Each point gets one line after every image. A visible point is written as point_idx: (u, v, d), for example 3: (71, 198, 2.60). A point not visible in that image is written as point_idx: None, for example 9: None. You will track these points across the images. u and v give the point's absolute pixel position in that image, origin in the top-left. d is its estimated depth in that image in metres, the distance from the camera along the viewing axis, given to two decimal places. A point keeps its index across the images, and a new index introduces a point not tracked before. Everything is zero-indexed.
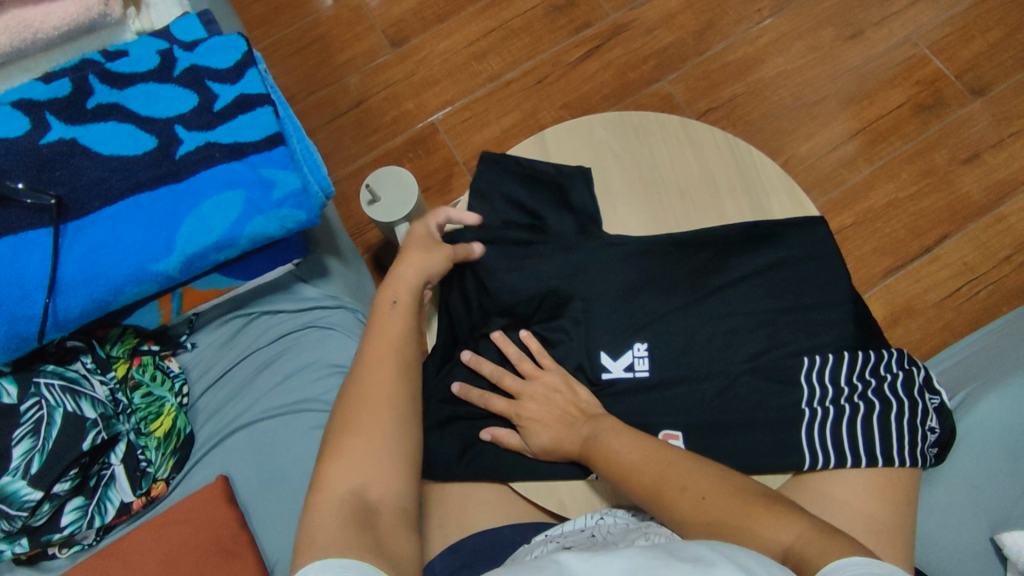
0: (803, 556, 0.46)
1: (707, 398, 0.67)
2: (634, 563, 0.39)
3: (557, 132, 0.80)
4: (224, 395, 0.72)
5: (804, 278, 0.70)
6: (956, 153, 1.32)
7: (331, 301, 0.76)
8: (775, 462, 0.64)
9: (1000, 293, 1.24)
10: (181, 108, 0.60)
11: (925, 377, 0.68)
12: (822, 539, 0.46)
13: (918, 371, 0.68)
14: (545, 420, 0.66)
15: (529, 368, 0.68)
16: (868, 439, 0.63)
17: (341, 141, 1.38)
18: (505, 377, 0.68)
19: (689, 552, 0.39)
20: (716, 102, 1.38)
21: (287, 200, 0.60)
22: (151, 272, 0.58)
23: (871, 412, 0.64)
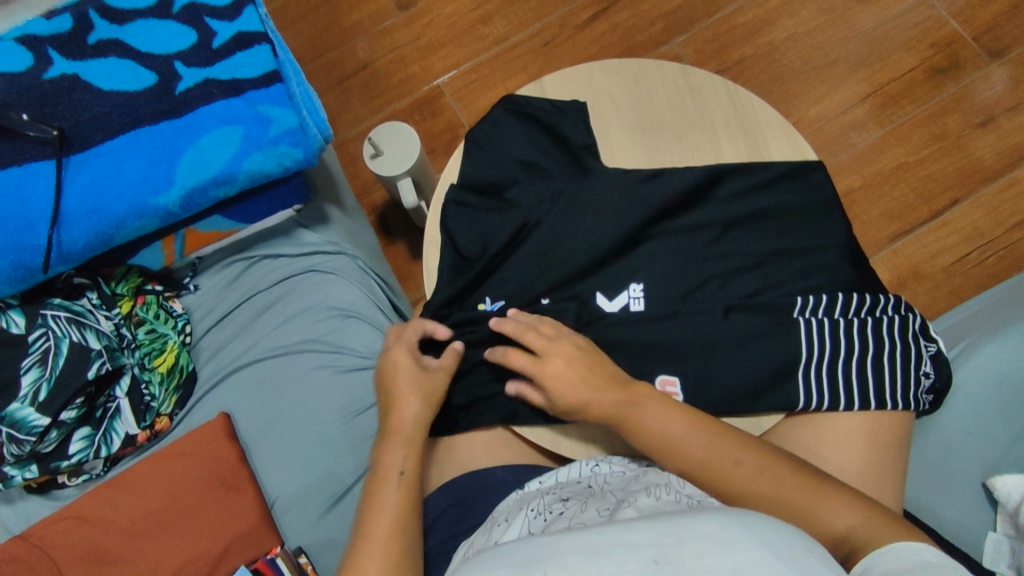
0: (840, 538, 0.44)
1: (702, 341, 0.67)
2: (646, 539, 0.36)
3: (556, 78, 0.79)
4: (226, 336, 0.73)
5: (800, 228, 0.71)
6: (970, 117, 1.30)
7: (332, 247, 0.77)
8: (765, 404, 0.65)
9: (1011, 259, 1.23)
10: (180, 45, 0.61)
11: (922, 325, 0.68)
12: (881, 527, 0.49)
13: (914, 318, 0.68)
14: (568, 378, 0.62)
15: (536, 341, 0.64)
16: (861, 382, 0.64)
17: (348, 103, 1.38)
18: (525, 339, 0.64)
19: (702, 527, 0.36)
20: (725, 64, 1.36)
21: (284, 137, 0.61)
22: (152, 205, 0.59)
23: (865, 356, 0.64)
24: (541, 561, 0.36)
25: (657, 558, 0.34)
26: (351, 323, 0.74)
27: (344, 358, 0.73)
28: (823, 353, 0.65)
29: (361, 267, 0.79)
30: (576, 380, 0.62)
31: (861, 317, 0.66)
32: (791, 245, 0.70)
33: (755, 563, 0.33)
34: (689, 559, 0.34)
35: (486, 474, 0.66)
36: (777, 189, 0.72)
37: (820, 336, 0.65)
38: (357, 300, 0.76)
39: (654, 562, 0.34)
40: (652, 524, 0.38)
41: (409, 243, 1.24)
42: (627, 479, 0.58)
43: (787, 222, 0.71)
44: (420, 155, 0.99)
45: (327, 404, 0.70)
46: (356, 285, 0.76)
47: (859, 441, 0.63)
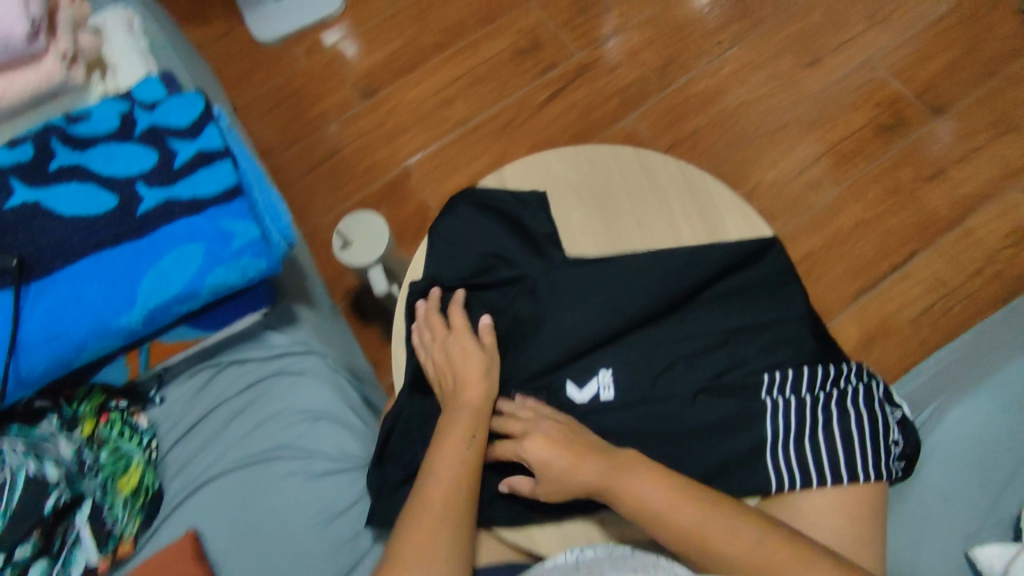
0: None
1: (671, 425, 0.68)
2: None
3: (515, 169, 0.82)
4: (194, 447, 0.72)
5: (760, 303, 0.72)
6: (920, 171, 1.35)
7: (301, 347, 0.77)
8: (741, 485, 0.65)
9: (975, 306, 1.25)
10: (141, 167, 0.62)
11: (885, 392, 0.69)
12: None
13: (877, 386, 0.69)
14: (553, 447, 0.63)
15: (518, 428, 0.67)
16: (830, 449, 0.64)
17: (319, 190, 1.41)
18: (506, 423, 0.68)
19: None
20: (682, 134, 1.42)
21: (246, 249, 0.61)
22: (113, 327, 0.58)
23: (833, 429, 0.65)
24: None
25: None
26: (323, 426, 0.73)
27: (316, 463, 0.71)
28: (789, 431, 0.66)
29: (331, 365, 0.79)
30: (562, 446, 0.63)
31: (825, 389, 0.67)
32: (752, 322, 0.72)
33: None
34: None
35: None
36: (736, 265, 0.74)
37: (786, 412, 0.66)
38: (328, 400, 0.75)
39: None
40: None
41: (384, 326, 1.24)
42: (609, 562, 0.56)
43: (747, 298, 0.73)
44: (388, 242, 1.00)
45: (298, 514, 0.68)
46: (327, 385, 0.76)
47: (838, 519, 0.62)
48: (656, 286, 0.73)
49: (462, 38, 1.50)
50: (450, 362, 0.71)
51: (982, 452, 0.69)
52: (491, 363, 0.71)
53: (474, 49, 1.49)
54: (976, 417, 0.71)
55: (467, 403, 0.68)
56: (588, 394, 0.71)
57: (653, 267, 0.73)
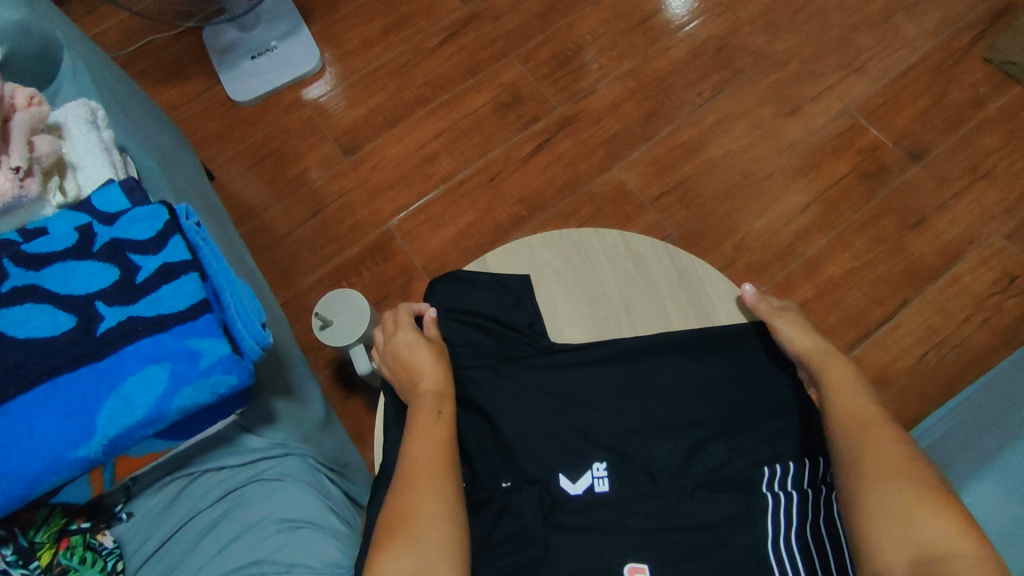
0: None
1: None
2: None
3: (498, 255, 0.79)
4: (164, 566, 0.67)
5: (757, 390, 0.70)
6: (904, 217, 1.35)
7: (279, 450, 0.74)
8: None
9: (968, 354, 1.24)
10: (101, 284, 0.59)
11: None
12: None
13: None
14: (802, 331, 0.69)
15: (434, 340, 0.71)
16: (835, 542, 0.59)
17: (300, 252, 1.37)
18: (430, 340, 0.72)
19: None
20: (668, 184, 1.41)
21: (215, 366, 0.58)
22: (70, 459, 0.54)
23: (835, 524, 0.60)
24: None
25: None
26: (303, 535, 0.69)
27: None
28: (792, 522, 0.59)
29: (311, 465, 0.77)
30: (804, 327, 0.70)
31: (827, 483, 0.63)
32: (750, 409, 0.69)
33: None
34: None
35: None
36: (728, 350, 0.72)
37: (790, 502, 0.61)
38: (307, 506, 0.71)
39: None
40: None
41: (369, 395, 1.20)
42: None
43: (742, 385, 0.70)
44: (370, 317, 0.97)
45: None
46: (308, 489, 0.72)
47: None
48: (646, 379, 0.71)
49: (443, 94, 1.49)
50: (403, 363, 0.70)
51: None
52: (441, 352, 0.71)
53: (454, 105, 1.48)
54: None
55: (427, 389, 0.67)
56: (579, 486, 0.66)
57: (642, 359, 0.72)
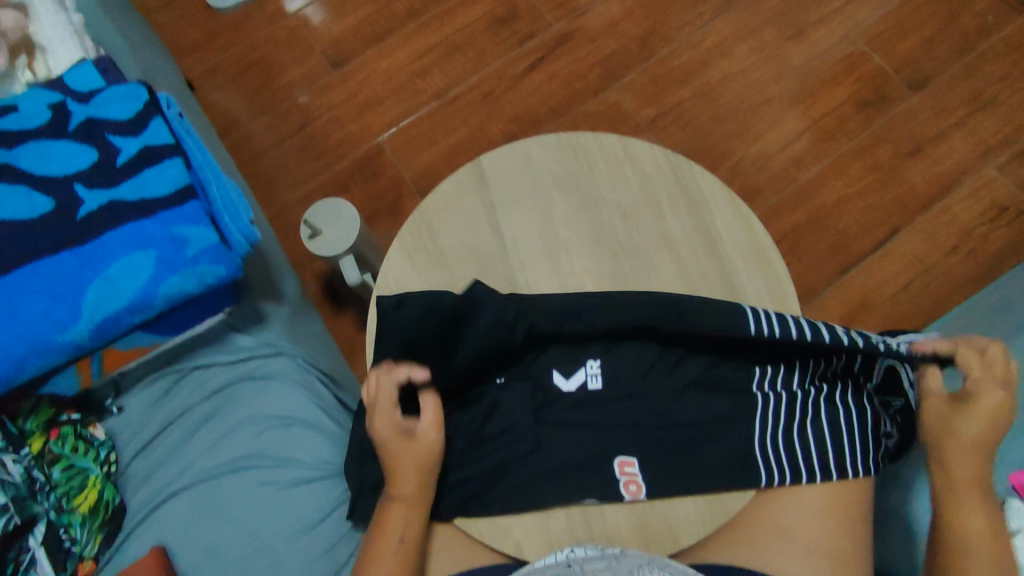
0: None
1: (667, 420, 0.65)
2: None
3: (493, 159, 0.76)
4: (158, 457, 0.67)
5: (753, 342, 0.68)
6: (900, 146, 1.34)
7: (269, 349, 0.73)
8: (729, 482, 0.63)
9: (953, 283, 1.26)
10: (79, 165, 0.56)
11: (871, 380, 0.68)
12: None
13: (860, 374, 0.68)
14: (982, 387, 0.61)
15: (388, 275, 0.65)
16: (816, 440, 0.64)
17: (286, 165, 1.34)
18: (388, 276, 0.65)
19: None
20: (665, 106, 1.37)
21: (202, 255, 0.56)
22: (56, 343, 0.53)
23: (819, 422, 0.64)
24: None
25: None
26: (296, 431, 0.70)
27: (291, 471, 0.68)
28: (777, 421, 0.64)
29: (302, 365, 0.75)
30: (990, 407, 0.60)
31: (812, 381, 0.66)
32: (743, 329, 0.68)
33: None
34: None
35: None
36: (725, 259, 0.71)
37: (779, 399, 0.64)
38: (300, 405, 0.71)
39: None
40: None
41: (361, 310, 1.20)
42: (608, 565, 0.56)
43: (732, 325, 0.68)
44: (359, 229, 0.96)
45: (272, 525, 0.66)
46: (299, 387, 0.72)
47: (821, 516, 0.63)
48: (641, 286, 0.71)
49: (435, 6, 1.42)
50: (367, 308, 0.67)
51: None
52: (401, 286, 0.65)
53: (446, 17, 1.41)
54: None
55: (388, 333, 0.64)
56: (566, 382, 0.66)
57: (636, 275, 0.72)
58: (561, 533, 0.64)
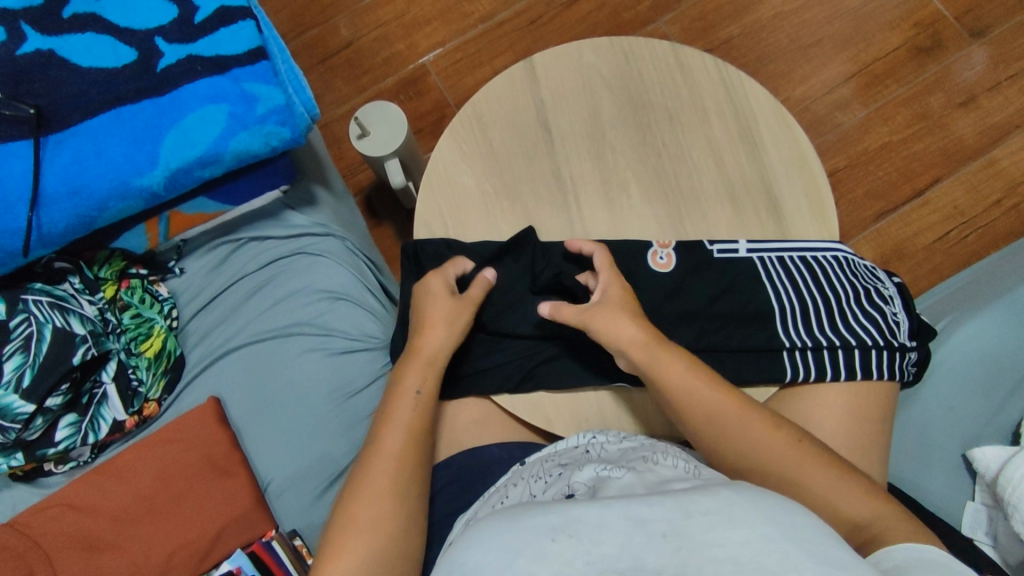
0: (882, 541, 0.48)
1: (698, 306, 0.68)
2: (657, 514, 0.39)
3: (546, 57, 0.77)
4: (214, 318, 0.72)
5: (782, 274, 0.68)
6: (951, 97, 1.24)
7: (319, 229, 0.76)
8: (758, 374, 0.65)
9: (990, 237, 1.19)
10: (160, 20, 0.60)
11: (895, 292, 0.70)
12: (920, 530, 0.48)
13: (885, 285, 0.70)
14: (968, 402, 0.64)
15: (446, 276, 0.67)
16: (833, 338, 0.65)
17: (332, 82, 1.30)
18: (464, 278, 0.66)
19: (707, 501, 0.40)
20: (711, 44, 1.29)
21: (270, 115, 0.60)
22: (135, 186, 0.58)
23: (838, 319, 0.66)
24: (561, 525, 0.39)
25: (664, 532, 0.38)
26: (342, 306, 0.73)
27: (337, 340, 0.72)
28: (797, 312, 0.67)
29: (350, 249, 0.78)
30: None
31: (846, 282, 0.68)
32: (777, 256, 0.69)
33: (765, 537, 0.36)
34: (696, 532, 0.37)
35: (480, 453, 0.64)
36: (766, 165, 0.73)
37: (807, 297, 0.67)
38: (347, 282, 0.74)
39: (662, 535, 0.38)
40: (657, 501, 0.40)
41: (397, 225, 1.22)
42: (623, 444, 0.60)
43: (764, 256, 0.69)
44: (405, 136, 0.98)
45: (317, 388, 0.70)
46: (346, 267, 0.75)
47: (846, 416, 0.64)
48: (682, 186, 0.72)
49: None
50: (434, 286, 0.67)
51: (992, 364, 0.69)
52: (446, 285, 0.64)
53: None
54: (989, 332, 0.70)
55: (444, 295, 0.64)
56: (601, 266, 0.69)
57: (687, 199, 0.72)
58: (590, 412, 0.66)
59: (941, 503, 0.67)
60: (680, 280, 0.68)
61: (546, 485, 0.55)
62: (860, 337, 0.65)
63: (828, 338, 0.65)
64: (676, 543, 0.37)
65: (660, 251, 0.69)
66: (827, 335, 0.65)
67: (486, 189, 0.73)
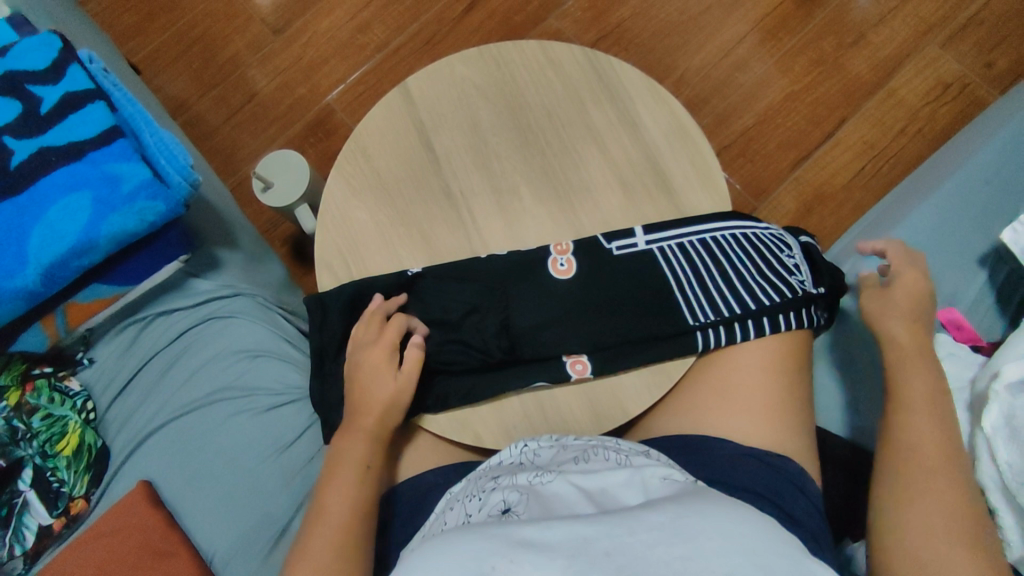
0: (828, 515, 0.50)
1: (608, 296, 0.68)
2: (599, 531, 0.40)
3: (418, 79, 0.77)
4: (134, 401, 0.71)
5: (681, 248, 0.69)
6: (842, 37, 1.26)
7: (227, 291, 0.75)
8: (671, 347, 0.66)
9: (903, 166, 1.21)
10: (5, 118, 0.59)
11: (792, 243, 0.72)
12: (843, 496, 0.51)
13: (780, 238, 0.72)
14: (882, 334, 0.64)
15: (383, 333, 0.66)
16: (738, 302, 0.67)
17: (239, 138, 1.28)
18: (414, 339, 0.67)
19: (652, 518, 0.41)
20: (604, 30, 1.29)
21: (138, 192, 0.59)
22: (10, 289, 0.57)
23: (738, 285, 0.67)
24: (500, 550, 0.39)
25: (608, 551, 0.39)
26: (261, 363, 0.72)
27: (263, 398, 0.71)
28: (699, 284, 0.68)
29: (263, 304, 0.77)
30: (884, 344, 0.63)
31: (742, 244, 0.70)
32: (675, 242, 0.70)
33: (712, 552, 0.38)
34: (640, 549, 0.39)
35: (416, 482, 0.63)
36: (649, 142, 0.74)
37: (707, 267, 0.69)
38: (263, 338, 0.74)
39: (605, 553, 0.39)
40: (602, 518, 0.42)
41: None
42: (555, 447, 0.60)
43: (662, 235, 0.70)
44: (309, 181, 0.98)
45: (251, 449, 0.69)
46: (260, 323, 0.75)
47: (766, 372, 0.65)
48: (570, 179, 0.73)
49: None
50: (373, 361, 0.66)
51: None
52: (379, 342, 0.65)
53: None
54: None
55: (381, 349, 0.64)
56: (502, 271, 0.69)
57: (577, 191, 0.73)
58: (517, 419, 0.66)
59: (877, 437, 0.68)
60: (584, 282, 0.69)
61: (480, 502, 0.55)
62: (756, 300, 0.66)
63: (732, 305, 0.67)
64: (619, 562, 0.38)
65: (560, 258, 0.69)
66: (729, 304, 0.67)
67: (381, 220, 0.73)
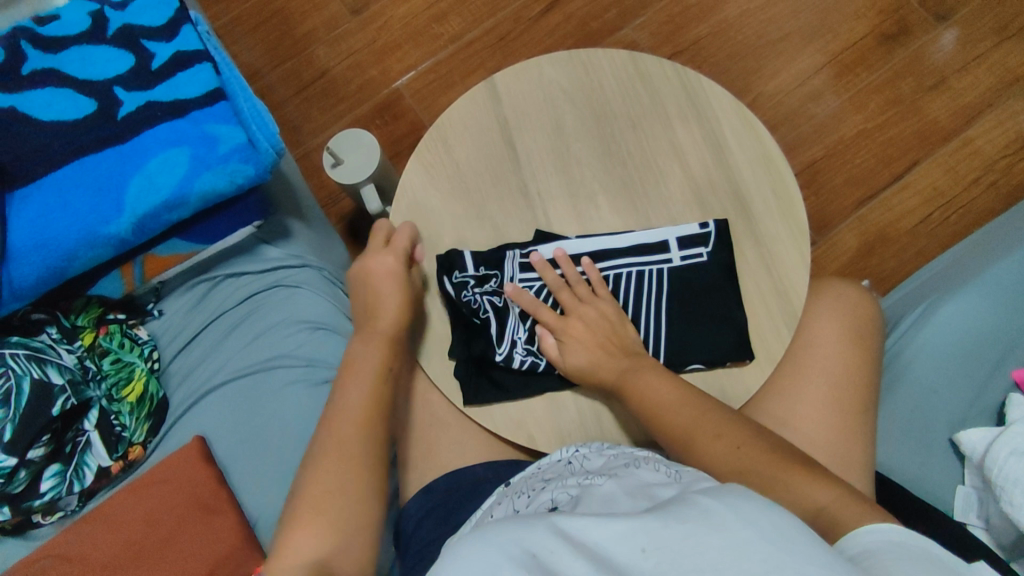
0: (838, 516, 0.49)
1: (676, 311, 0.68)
2: (635, 526, 0.38)
3: (504, 75, 0.77)
4: (196, 357, 0.73)
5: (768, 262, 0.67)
6: (923, 79, 1.23)
7: (296, 261, 0.76)
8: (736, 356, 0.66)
9: (971, 218, 1.18)
10: (118, 70, 0.61)
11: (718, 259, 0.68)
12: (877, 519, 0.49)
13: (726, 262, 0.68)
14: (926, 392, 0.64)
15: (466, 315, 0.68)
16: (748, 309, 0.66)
17: (308, 113, 1.30)
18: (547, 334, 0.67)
19: (688, 511, 0.39)
20: (680, 46, 1.28)
21: (233, 154, 0.61)
22: (103, 234, 0.58)
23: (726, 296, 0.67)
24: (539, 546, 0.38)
25: (644, 547, 0.37)
26: (321, 335, 0.73)
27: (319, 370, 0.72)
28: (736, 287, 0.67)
29: (328, 278, 0.78)
30: None
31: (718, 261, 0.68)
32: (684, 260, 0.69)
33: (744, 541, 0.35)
34: (675, 540, 0.36)
35: (465, 472, 0.66)
36: (731, 165, 0.73)
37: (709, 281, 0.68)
38: (325, 311, 0.75)
39: (641, 549, 0.37)
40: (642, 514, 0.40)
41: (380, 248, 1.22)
42: (605, 455, 0.60)
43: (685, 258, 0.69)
44: (379, 163, 0.99)
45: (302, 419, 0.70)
46: (323, 296, 0.75)
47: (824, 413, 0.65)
48: (648, 192, 0.73)
49: None
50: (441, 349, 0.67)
51: (963, 349, 0.69)
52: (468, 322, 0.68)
53: None
54: (964, 315, 0.70)
55: None
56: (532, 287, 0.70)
57: (653, 205, 0.72)
58: (570, 425, 0.66)
59: (931, 490, 0.67)
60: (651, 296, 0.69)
61: (529, 500, 0.55)
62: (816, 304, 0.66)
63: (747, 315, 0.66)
64: (656, 557, 0.36)
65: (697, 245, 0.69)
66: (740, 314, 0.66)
67: (455, 210, 0.73)
